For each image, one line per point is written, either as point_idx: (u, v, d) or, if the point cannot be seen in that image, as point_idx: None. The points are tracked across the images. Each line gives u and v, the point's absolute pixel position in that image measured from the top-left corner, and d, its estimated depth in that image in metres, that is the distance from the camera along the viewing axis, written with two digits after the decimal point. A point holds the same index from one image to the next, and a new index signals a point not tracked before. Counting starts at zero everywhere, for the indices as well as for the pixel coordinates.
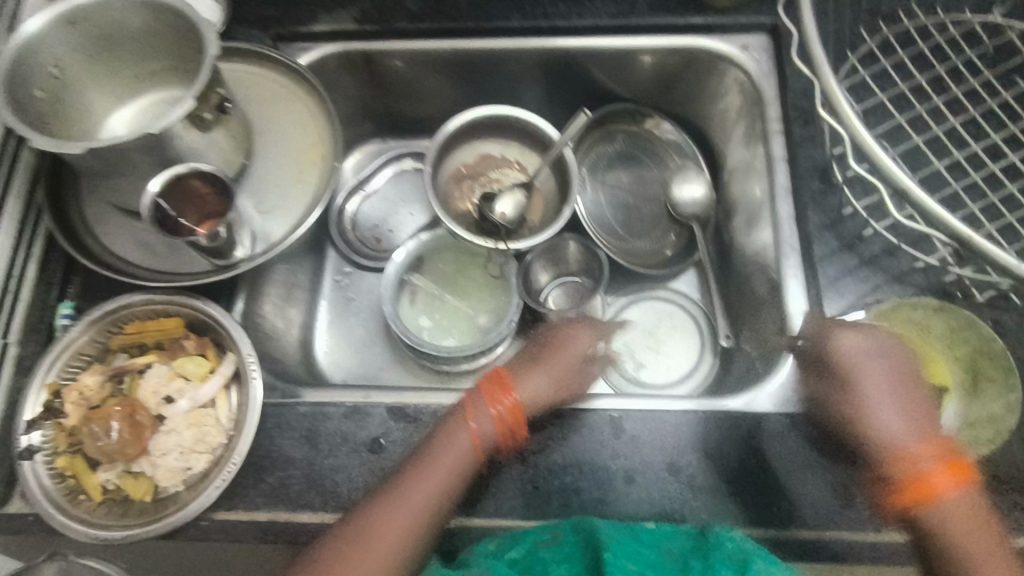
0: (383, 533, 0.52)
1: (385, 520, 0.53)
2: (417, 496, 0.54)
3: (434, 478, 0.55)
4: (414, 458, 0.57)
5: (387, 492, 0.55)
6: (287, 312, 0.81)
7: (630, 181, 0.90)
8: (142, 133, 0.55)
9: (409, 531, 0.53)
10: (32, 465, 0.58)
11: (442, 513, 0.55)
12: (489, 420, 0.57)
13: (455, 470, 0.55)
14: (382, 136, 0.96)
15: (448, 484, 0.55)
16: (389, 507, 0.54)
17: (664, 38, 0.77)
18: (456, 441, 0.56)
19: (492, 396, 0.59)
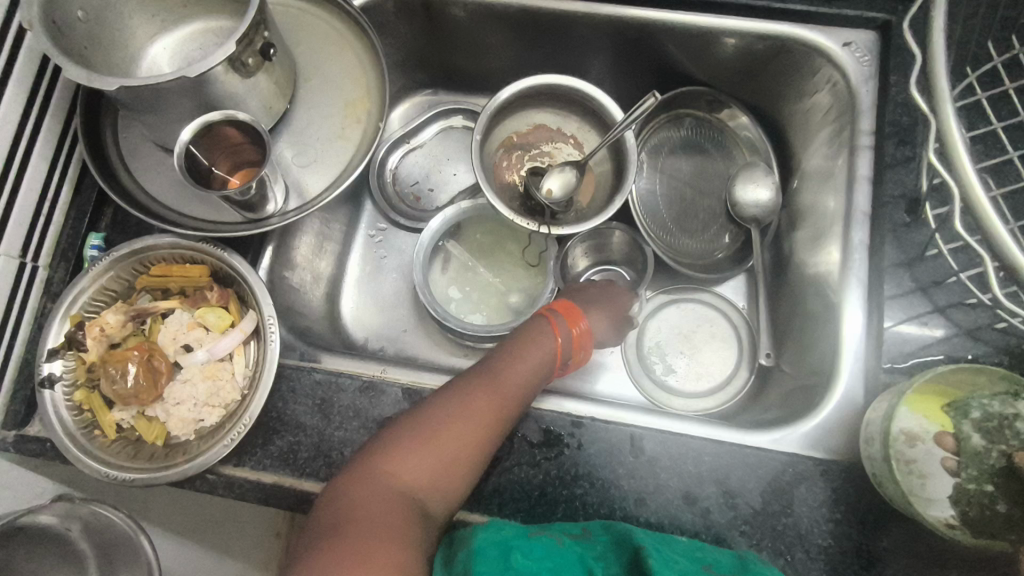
0: (480, 403, 0.56)
1: (467, 406, 0.56)
2: (496, 388, 0.58)
3: (523, 368, 0.60)
4: (489, 363, 0.61)
5: (463, 384, 0.58)
6: (316, 264, 0.80)
7: (690, 172, 0.83)
8: (178, 75, 0.51)
9: (498, 413, 0.56)
10: (53, 394, 0.59)
11: (520, 411, 0.58)
12: (568, 336, 0.65)
13: (539, 367, 0.61)
14: (435, 87, 0.90)
15: (527, 380, 0.59)
16: (469, 396, 0.57)
17: (758, 22, 0.69)
18: (537, 348, 0.63)
19: (567, 316, 0.67)
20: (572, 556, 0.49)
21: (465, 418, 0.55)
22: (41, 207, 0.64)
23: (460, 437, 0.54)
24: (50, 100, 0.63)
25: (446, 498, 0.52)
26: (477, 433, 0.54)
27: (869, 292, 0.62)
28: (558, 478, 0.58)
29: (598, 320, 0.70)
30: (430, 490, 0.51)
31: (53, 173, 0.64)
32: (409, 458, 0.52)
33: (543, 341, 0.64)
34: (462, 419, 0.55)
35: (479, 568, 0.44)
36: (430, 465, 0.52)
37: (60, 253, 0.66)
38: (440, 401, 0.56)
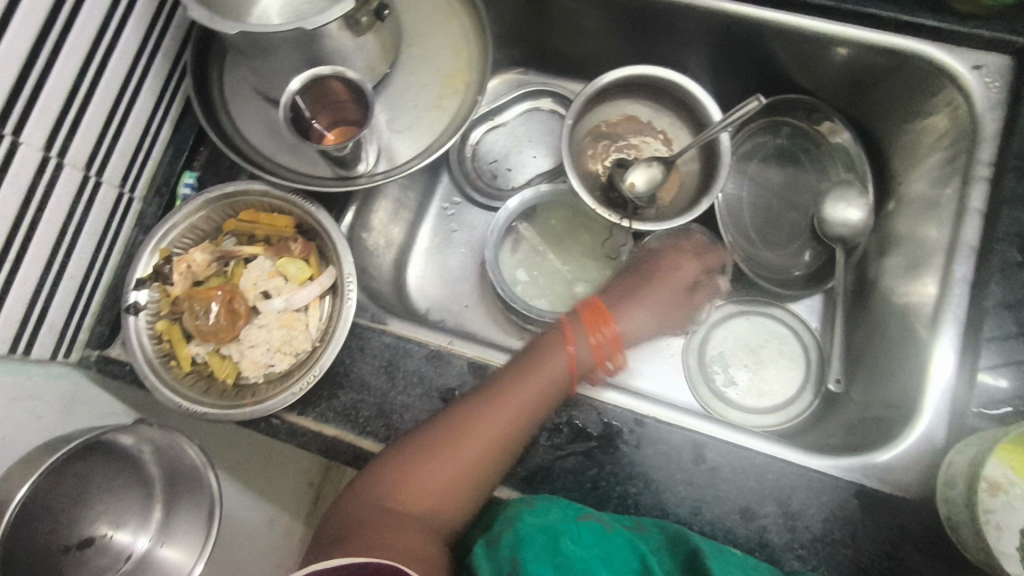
0: (477, 429, 0.56)
1: (474, 429, 0.56)
2: (507, 410, 0.57)
3: (528, 395, 0.58)
4: (499, 374, 0.61)
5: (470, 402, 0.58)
6: (390, 230, 0.80)
7: (779, 183, 0.81)
8: (296, 27, 0.52)
9: (497, 441, 0.56)
10: (136, 321, 0.61)
11: (533, 428, 0.58)
12: (583, 351, 0.64)
13: (556, 393, 0.59)
14: (526, 67, 0.89)
15: (530, 407, 0.58)
16: (476, 415, 0.57)
17: (880, 34, 0.65)
18: (549, 361, 0.61)
19: (586, 324, 0.68)
20: (623, 545, 0.50)
21: (461, 443, 0.56)
22: (144, 141, 0.66)
23: (456, 463, 0.55)
24: (164, 35, 0.64)
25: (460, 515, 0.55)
26: (484, 456, 0.56)
27: (965, 330, 0.59)
28: (612, 473, 0.57)
29: (643, 311, 0.73)
30: (433, 510, 0.54)
31: (158, 108, 0.66)
32: (421, 480, 0.54)
33: (555, 356, 0.62)
34: (467, 442, 0.56)
35: (527, 558, 0.46)
36: (428, 489, 0.54)
37: (155, 188, 0.69)
38: (440, 423, 0.57)
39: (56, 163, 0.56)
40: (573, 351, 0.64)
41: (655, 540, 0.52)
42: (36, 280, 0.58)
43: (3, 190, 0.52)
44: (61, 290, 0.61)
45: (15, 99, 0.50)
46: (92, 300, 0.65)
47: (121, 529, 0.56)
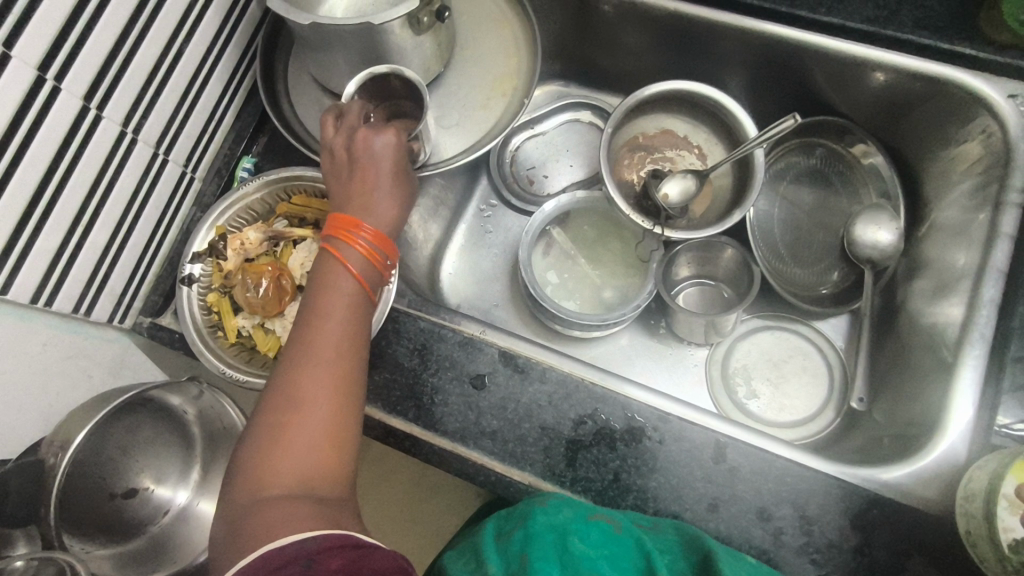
0: (313, 381, 0.48)
1: (305, 387, 0.48)
2: (324, 340, 0.50)
3: (323, 328, 0.50)
4: (301, 320, 0.52)
5: (291, 369, 0.49)
6: (428, 225, 0.83)
7: (810, 203, 0.83)
8: (363, 21, 0.55)
9: (340, 383, 0.49)
10: (189, 292, 0.65)
11: (359, 357, 0.51)
12: (356, 258, 0.53)
13: (346, 315, 0.51)
14: (568, 79, 0.93)
15: (340, 330, 0.51)
16: (304, 369, 0.48)
17: (917, 61, 0.67)
18: (330, 294, 0.52)
19: (343, 229, 0.54)
20: (631, 546, 0.51)
21: (310, 398, 0.47)
22: (209, 125, 0.70)
23: (319, 421, 0.47)
24: (237, 27, 0.69)
25: (342, 474, 0.47)
26: (333, 397, 0.48)
27: (991, 352, 0.59)
28: (633, 467, 0.59)
29: (386, 191, 0.57)
30: (315, 480, 0.45)
31: (224, 96, 0.71)
32: (275, 456, 0.45)
33: (337, 275, 0.53)
34: (311, 398, 0.47)
35: (536, 554, 0.48)
36: (300, 457, 0.45)
37: (214, 170, 0.73)
38: (275, 395, 0.48)
39: (130, 139, 0.60)
40: (349, 268, 0.53)
41: (669, 541, 0.53)
42: (103, 245, 0.62)
43: (84, 158, 0.56)
44: (124, 259, 0.65)
45: (103, 77, 0.55)
46: (149, 270, 0.69)
47: (162, 484, 0.59)
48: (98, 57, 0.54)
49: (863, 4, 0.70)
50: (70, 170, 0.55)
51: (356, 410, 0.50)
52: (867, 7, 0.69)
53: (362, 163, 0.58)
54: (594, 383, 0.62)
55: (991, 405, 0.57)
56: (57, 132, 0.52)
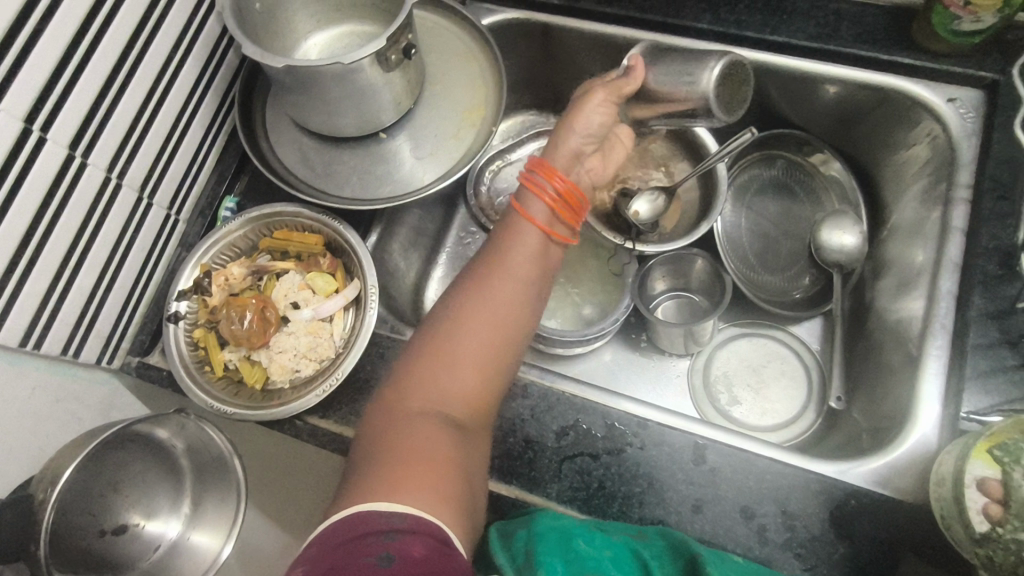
0: (483, 317, 0.54)
1: (473, 322, 0.53)
2: (500, 285, 0.55)
3: (504, 272, 0.56)
4: (487, 251, 0.58)
5: (465, 298, 0.55)
6: (409, 254, 0.85)
7: (776, 213, 0.86)
8: (334, 61, 0.58)
9: (505, 329, 0.54)
10: (175, 329, 0.67)
11: (528, 314, 0.56)
12: (541, 210, 0.60)
13: (520, 266, 0.56)
14: (539, 108, 0.97)
15: (515, 281, 0.56)
16: (478, 302, 0.54)
17: (862, 73, 0.71)
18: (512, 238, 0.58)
19: (541, 175, 0.60)
20: (628, 554, 0.49)
21: (479, 331, 0.53)
22: (192, 168, 0.73)
23: (479, 354, 0.52)
24: (215, 75, 0.72)
25: (479, 417, 0.52)
26: (496, 339, 0.53)
27: (953, 341, 0.61)
28: (617, 474, 0.60)
29: (582, 118, 0.66)
30: (460, 402, 0.51)
31: (206, 140, 0.74)
32: (433, 373, 0.51)
33: (523, 224, 0.59)
34: (478, 331, 0.53)
35: (540, 550, 0.45)
36: (452, 380, 0.51)
37: (198, 211, 0.76)
38: (451, 316, 0.54)
39: (115, 184, 0.63)
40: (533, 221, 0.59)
41: (657, 547, 0.52)
42: (90, 287, 0.64)
43: (71, 203, 0.58)
44: (111, 300, 0.67)
45: (87, 125, 0.57)
46: (135, 311, 0.71)
47: (152, 519, 0.60)
48: (82, 106, 0.56)
49: (806, 23, 0.74)
50: (57, 216, 0.57)
51: (511, 361, 0.55)
52: (811, 25, 0.73)
53: (568, 119, 0.66)
54: (574, 395, 0.64)
55: (957, 392, 0.59)
56: (44, 179, 0.55)
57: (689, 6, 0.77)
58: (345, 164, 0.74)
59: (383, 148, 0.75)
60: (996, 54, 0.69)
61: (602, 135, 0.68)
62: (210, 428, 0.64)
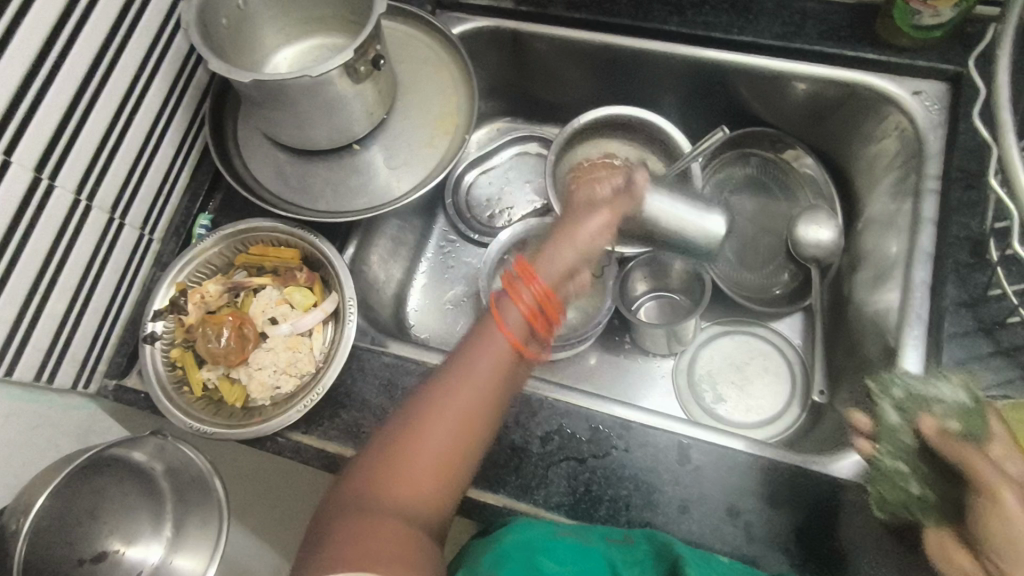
0: (443, 411, 0.46)
1: (434, 423, 0.45)
2: (464, 390, 0.46)
3: (469, 359, 0.47)
4: (446, 360, 0.49)
5: (427, 397, 0.47)
6: (390, 265, 0.85)
7: (753, 210, 0.87)
8: (302, 75, 0.58)
9: (471, 420, 0.46)
10: (152, 350, 0.66)
11: (500, 401, 0.48)
12: (514, 304, 0.48)
13: (491, 352, 0.47)
14: (514, 115, 0.97)
15: (485, 366, 0.47)
16: (436, 412, 0.46)
17: (829, 70, 0.73)
18: (478, 348, 0.47)
19: (519, 276, 0.49)
20: (597, 559, 0.51)
21: (438, 424, 0.45)
22: (164, 187, 0.72)
23: (440, 452, 0.45)
24: (185, 92, 0.72)
25: (440, 522, 0.45)
26: (459, 433, 0.46)
27: (929, 331, 0.62)
28: (603, 478, 0.60)
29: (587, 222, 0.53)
30: (418, 509, 0.44)
31: (177, 158, 0.73)
32: (383, 485, 0.44)
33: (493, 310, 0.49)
34: (438, 426, 0.45)
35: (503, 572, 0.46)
36: (409, 487, 0.44)
37: (172, 230, 0.75)
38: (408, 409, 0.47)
39: (85, 206, 0.62)
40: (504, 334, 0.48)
41: (642, 551, 0.53)
42: (62, 312, 0.63)
43: (38, 228, 0.57)
44: (84, 324, 0.66)
45: (51, 147, 0.57)
46: (111, 333, 0.70)
47: (133, 544, 0.58)
48: (47, 128, 0.56)
49: (772, 22, 0.75)
50: (25, 240, 0.56)
51: (479, 453, 0.47)
52: (776, 24, 0.74)
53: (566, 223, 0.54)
54: (557, 399, 0.64)
55: None
56: (8, 204, 0.54)
57: (656, 9, 0.77)
58: (320, 177, 0.74)
59: (358, 159, 0.75)
60: (958, 46, 0.70)
61: (595, 252, 0.54)
62: (185, 445, 0.61)
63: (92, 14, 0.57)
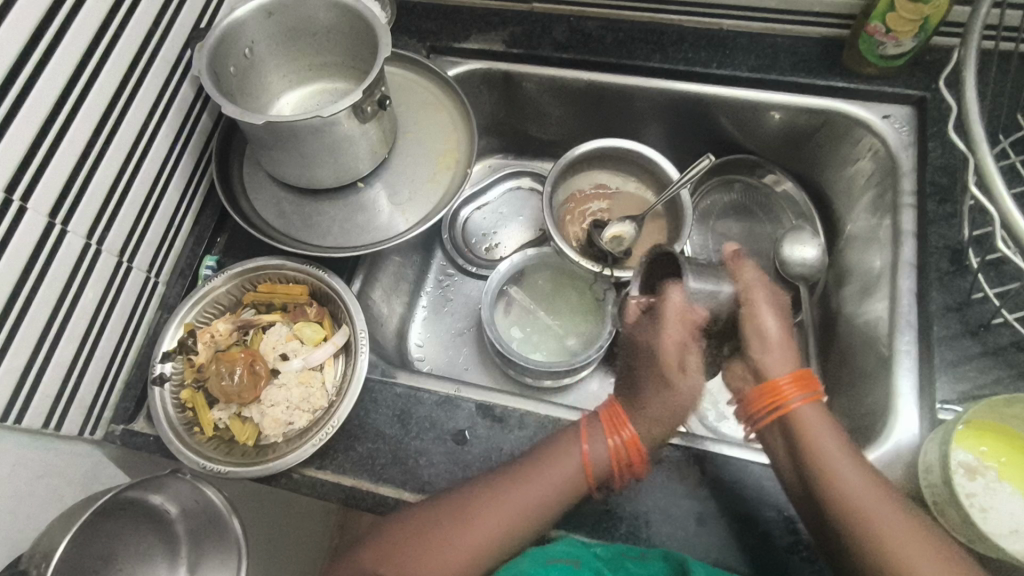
0: (503, 509, 0.55)
1: (494, 514, 0.55)
2: (523, 497, 0.56)
3: (548, 474, 0.57)
4: (535, 451, 0.59)
5: (499, 490, 0.56)
6: (392, 300, 0.86)
7: (739, 233, 0.90)
8: (313, 115, 0.61)
9: (522, 522, 0.55)
10: (161, 391, 0.66)
11: (553, 515, 0.57)
12: (603, 446, 0.59)
13: (565, 475, 0.57)
14: (505, 152, 1.01)
15: (555, 484, 0.56)
16: (487, 508, 0.55)
17: (802, 99, 0.78)
18: (566, 452, 0.58)
19: (605, 424, 0.60)
20: None
21: (496, 513, 0.55)
22: (170, 230, 0.74)
23: (484, 545, 0.54)
24: (191, 137, 0.74)
25: None
26: (509, 528, 0.55)
27: (919, 337, 0.65)
28: (620, 496, 0.61)
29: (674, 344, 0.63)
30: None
31: (183, 202, 0.75)
32: (425, 551, 0.53)
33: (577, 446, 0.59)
34: (495, 517, 0.55)
35: None
36: (447, 559, 0.53)
37: (178, 272, 0.76)
38: (477, 487, 0.57)
39: (95, 250, 0.63)
40: (586, 451, 0.58)
41: (656, 567, 0.52)
42: (72, 356, 0.62)
43: (51, 272, 0.58)
44: (93, 368, 0.65)
45: (68, 193, 0.58)
46: (118, 377, 0.69)
47: None
48: (61, 176, 0.57)
49: (747, 56, 0.80)
50: (37, 286, 0.57)
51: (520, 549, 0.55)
52: (751, 58, 0.80)
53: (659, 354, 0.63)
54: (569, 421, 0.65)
55: (930, 383, 0.63)
56: (24, 250, 0.55)
57: (639, 47, 0.83)
58: (325, 216, 0.76)
59: (363, 197, 0.77)
60: (920, 74, 0.76)
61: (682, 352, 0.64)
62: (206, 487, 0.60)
63: (107, 64, 0.59)
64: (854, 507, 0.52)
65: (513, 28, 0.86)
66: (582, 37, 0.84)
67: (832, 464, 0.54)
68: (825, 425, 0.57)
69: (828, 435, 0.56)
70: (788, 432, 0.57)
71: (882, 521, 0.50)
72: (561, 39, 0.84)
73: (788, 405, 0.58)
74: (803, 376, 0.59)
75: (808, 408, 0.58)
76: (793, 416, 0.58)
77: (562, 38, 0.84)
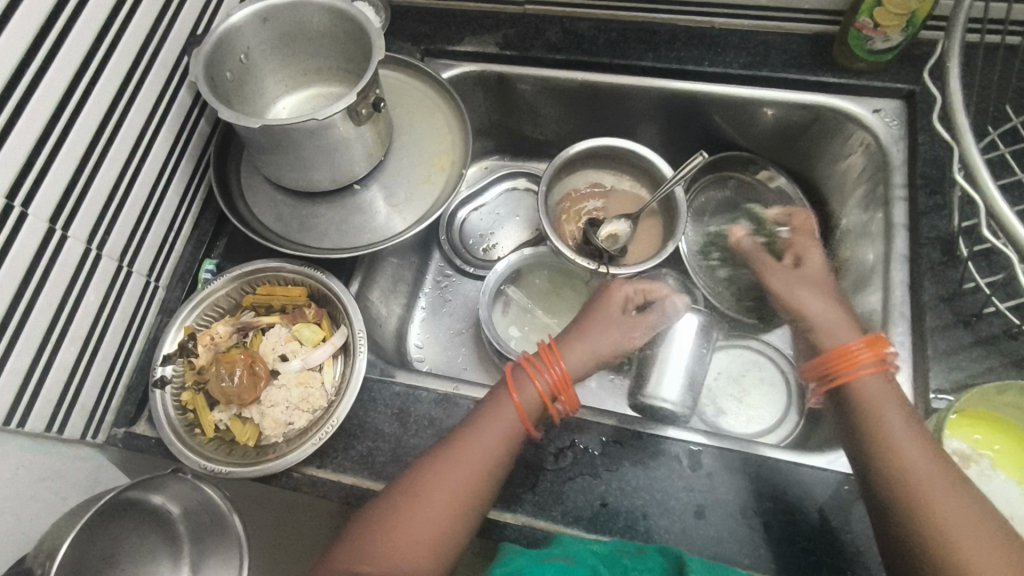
0: (446, 477, 0.56)
1: (437, 483, 0.55)
2: (462, 463, 0.56)
3: (483, 438, 0.58)
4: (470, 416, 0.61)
5: (436, 461, 0.57)
6: (391, 301, 0.87)
7: (733, 230, 0.89)
8: (308, 118, 0.61)
9: (468, 488, 0.56)
10: (162, 394, 0.66)
11: (496, 474, 0.57)
12: (528, 394, 0.60)
13: (498, 434, 0.58)
14: (500, 153, 1.01)
15: (489, 445, 0.57)
16: (434, 477, 0.56)
17: (793, 95, 0.79)
18: (497, 410, 0.59)
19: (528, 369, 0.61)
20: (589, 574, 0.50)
21: (442, 485, 0.55)
22: (170, 235, 0.75)
23: (438, 519, 0.54)
24: (188, 143, 0.74)
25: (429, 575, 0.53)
26: (456, 497, 0.55)
27: (912, 328, 0.66)
28: (618, 490, 0.61)
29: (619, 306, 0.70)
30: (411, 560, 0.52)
31: (182, 207, 0.75)
32: (387, 538, 0.53)
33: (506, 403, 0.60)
34: (440, 488, 0.55)
35: None
36: (411, 543, 0.53)
37: (178, 276, 0.76)
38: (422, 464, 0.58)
39: (95, 255, 0.64)
40: (517, 400, 0.60)
41: (652, 562, 0.53)
42: (73, 360, 0.63)
43: (52, 277, 0.59)
44: (94, 372, 0.66)
45: (68, 198, 0.59)
46: (120, 380, 0.70)
47: None
48: (60, 182, 0.58)
49: (738, 54, 0.81)
50: (38, 291, 0.57)
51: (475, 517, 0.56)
52: (742, 55, 0.81)
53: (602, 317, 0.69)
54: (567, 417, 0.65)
55: (924, 373, 0.63)
56: (26, 254, 0.55)
57: (631, 46, 0.83)
58: (322, 218, 0.76)
59: (359, 199, 0.78)
60: (909, 68, 0.77)
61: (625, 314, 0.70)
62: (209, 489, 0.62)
63: (105, 71, 0.60)
64: (912, 488, 0.49)
65: (506, 30, 0.87)
66: (574, 38, 0.85)
67: (897, 441, 0.52)
68: (893, 399, 0.55)
69: (893, 406, 0.55)
70: (851, 402, 0.57)
71: (940, 498, 0.48)
72: (553, 40, 0.85)
73: (856, 373, 0.57)
74: (875, 343, 0.58)
75: (876, 375, 0.57)
76: (860, 384, 0.57)
77: (555, 39, 0.85)
